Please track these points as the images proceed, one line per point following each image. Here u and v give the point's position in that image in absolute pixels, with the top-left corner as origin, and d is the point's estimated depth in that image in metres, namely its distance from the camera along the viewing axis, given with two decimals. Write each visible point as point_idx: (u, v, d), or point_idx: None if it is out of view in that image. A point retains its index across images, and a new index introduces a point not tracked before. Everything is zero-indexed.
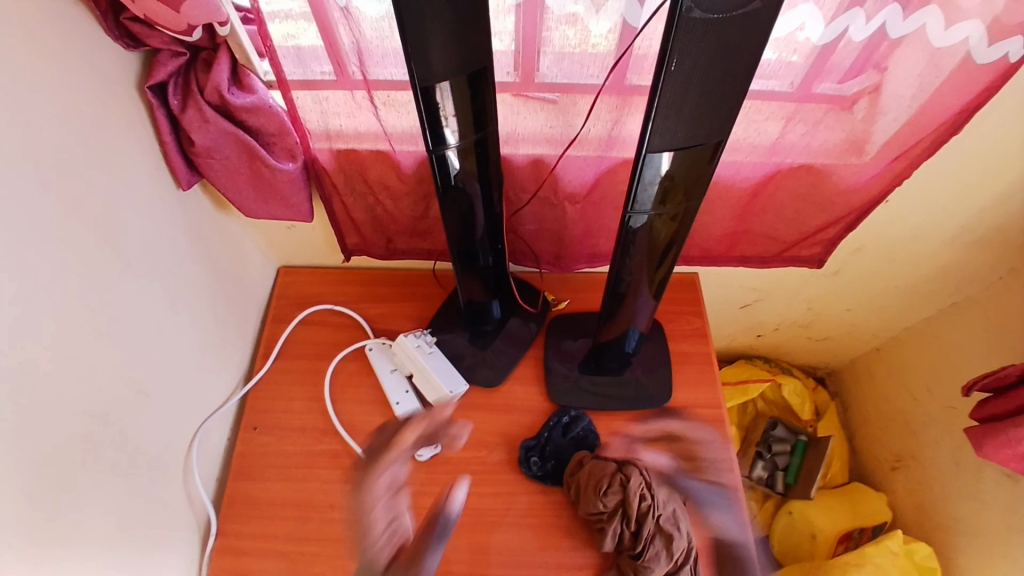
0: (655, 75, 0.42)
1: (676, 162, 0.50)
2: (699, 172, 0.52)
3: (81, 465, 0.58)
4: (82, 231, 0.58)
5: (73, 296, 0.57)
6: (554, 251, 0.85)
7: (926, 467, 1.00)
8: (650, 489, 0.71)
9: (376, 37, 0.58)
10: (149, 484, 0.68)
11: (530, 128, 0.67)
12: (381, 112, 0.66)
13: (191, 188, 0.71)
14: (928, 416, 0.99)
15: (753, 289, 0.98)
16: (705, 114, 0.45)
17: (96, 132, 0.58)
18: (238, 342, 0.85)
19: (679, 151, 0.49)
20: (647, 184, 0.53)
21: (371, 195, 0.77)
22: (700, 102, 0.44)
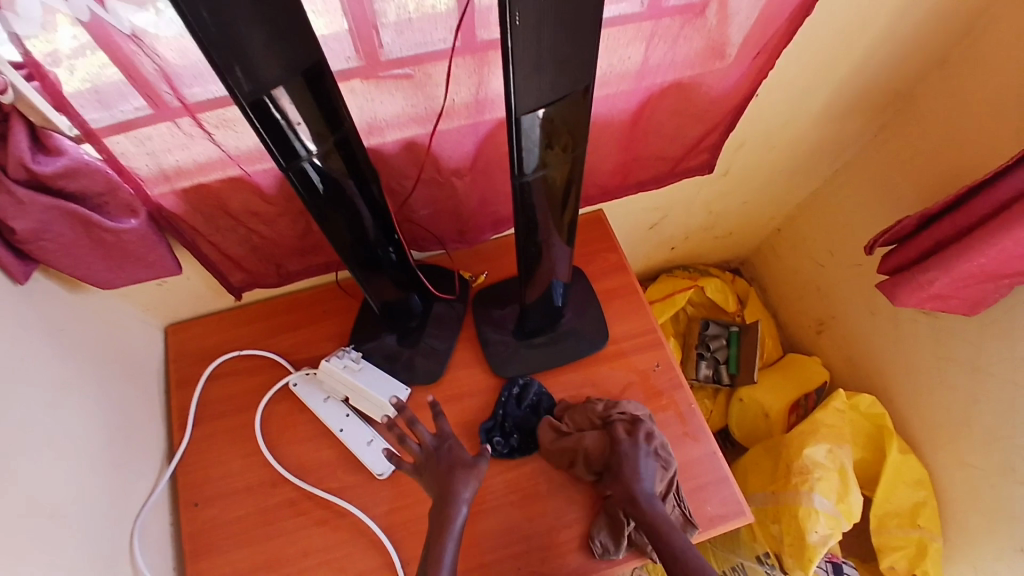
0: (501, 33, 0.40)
1: (552, 113, 0.48)
2: (576, 117, 0.51)
3: None
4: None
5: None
6: (457, 228, 0.81)
7: (844, 322, 1.09)
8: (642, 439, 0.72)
9: (178, 57, 0.51)
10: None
11: (390, 111, 0.62)
12: (217, 136, 0.58)
13: (30, 279, 0.61)
14: (839, 278, 1.07)
15: (655, 210, 0.99)
16: (562, 62, 0.44)
17: None
18: (146, 423, 0.76)
19: (551, 106, 0.48)
20: (526, 144, 0.51)
21: (241, 225, 0.69)
22: (556, 49, 0.43)
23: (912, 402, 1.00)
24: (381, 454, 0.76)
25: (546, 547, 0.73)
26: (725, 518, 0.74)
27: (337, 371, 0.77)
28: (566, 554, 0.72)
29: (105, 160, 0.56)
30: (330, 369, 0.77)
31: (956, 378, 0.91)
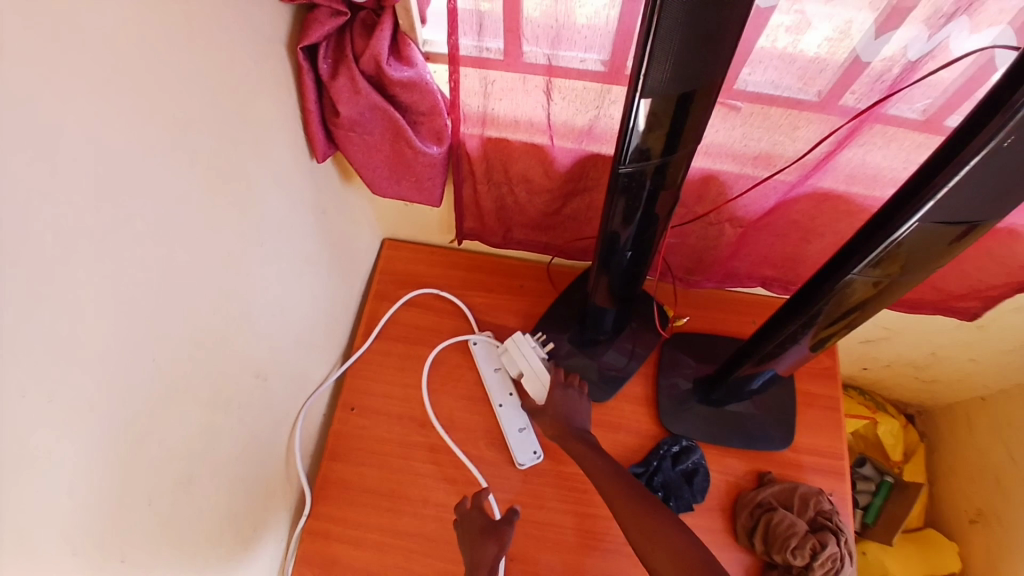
0: (965, 135, 0.37)
1: (921, 236, 0.44)
2: (933, 252, 0.45)
3: (202, 461, 0.55)
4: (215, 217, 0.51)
5: (204, 288, 0.51)
6: (688, 266, 0.78)
7: (1008, 527, 0.94)
8: (839, 561, 0.67)
9: (582, 18, 0.51)
10: (257, 476, 0.66)
11: (713, 140, 0.59)
12: (553, 103, 0.58)
13: (325, 159, 0.65)
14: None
15: (882, 328, 0.92)
16: (985, 194, 0.39)
17: (243, 97, 0.51)
18: (341, 318, 0.81)
19: (923, 226, 0.43)
20: (876, 250, 0.47)
21: (506, 185, 0.70)
22: (992, 179, 0.38)
23: None
24: (526, 446, 0.77)
25: None
26: None
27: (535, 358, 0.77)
28: None
29: (448, 99, 0.59)
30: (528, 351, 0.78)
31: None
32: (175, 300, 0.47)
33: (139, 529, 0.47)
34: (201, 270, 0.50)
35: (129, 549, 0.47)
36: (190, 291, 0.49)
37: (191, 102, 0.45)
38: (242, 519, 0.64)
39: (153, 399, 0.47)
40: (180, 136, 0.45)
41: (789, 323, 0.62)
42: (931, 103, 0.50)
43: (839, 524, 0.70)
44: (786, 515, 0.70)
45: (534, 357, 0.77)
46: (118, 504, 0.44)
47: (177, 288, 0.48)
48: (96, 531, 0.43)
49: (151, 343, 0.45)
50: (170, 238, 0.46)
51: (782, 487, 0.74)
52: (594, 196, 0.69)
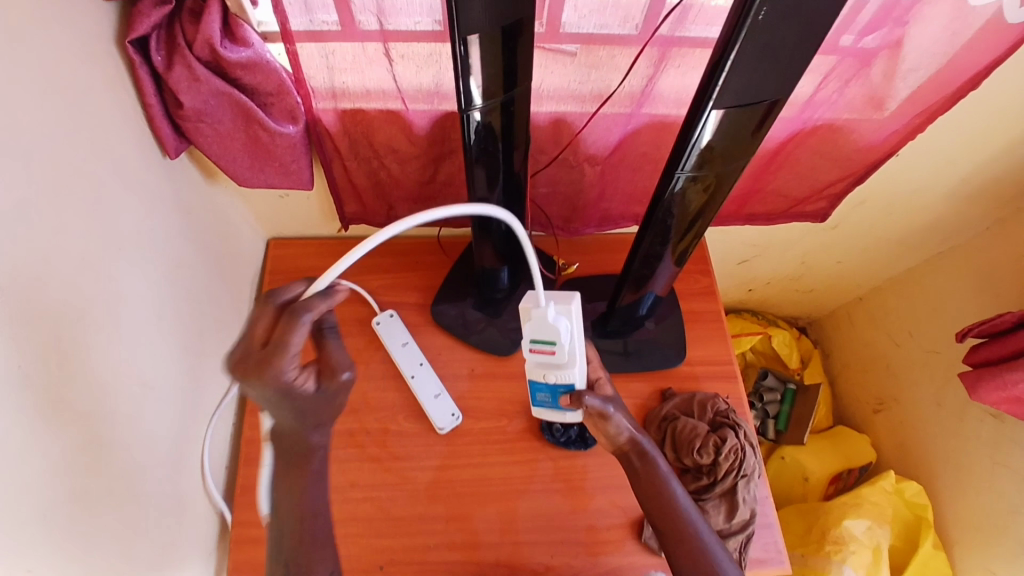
0: (736, 20, 0.42)
1: (725, 122, 0.50)
2: (739, 142, 0.52)
3: (95, 480, 0.53)
4: (65, 222, 0.49)
5: (63, 296, 0.49)
6: (566, 214, 0.82)
7: (907, 406, 1.06)
8: (742, 451, 0.75)
9: None
10: (166, 490, 0.64)
11: (556, 84, 0.63)
12: (397, 67, 0.60)
13: (179, 155, 0.64)
14: (909, 356, 1.05)
15: (752, 246, 1.01)
16: (763, 71, 0.45)
17: (71, 96, 0.49)
18: (233, 324, 0.80)
19: (725, 115, 0.49)
20: (691, 144, 0.53)
21: (376, 159, 0.71)
22: (761, 55, 0.44)
23: (957, 495, 0.97)
24: (444, 410, 0.79)
25: (583, 542, 0.74)
26: (763, 563, 0.73)
27: (582, 354, 0.64)
28: (601, 553, 0.74)
29: (292, 74, 0.60)
30: (580, 342, 0.63)
31: (1002, 481, 0.88)
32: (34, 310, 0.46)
33: (33, 550, 0.46)
34: (59, 278, 0.49)
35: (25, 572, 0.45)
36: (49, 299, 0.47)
37: (15, 100, 0.44)
38: (157, 536, 0.62)
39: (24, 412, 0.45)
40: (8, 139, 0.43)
41: (651, 244, 0.68)
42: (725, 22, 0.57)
43: (736, 419, 0.78)
44: (688, 421, 0.76)
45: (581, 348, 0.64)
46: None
47: (34, 295, 0.46)
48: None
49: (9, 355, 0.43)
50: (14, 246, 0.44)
51: (682, 398, 0.80)
52: (460, 157, 0.72)
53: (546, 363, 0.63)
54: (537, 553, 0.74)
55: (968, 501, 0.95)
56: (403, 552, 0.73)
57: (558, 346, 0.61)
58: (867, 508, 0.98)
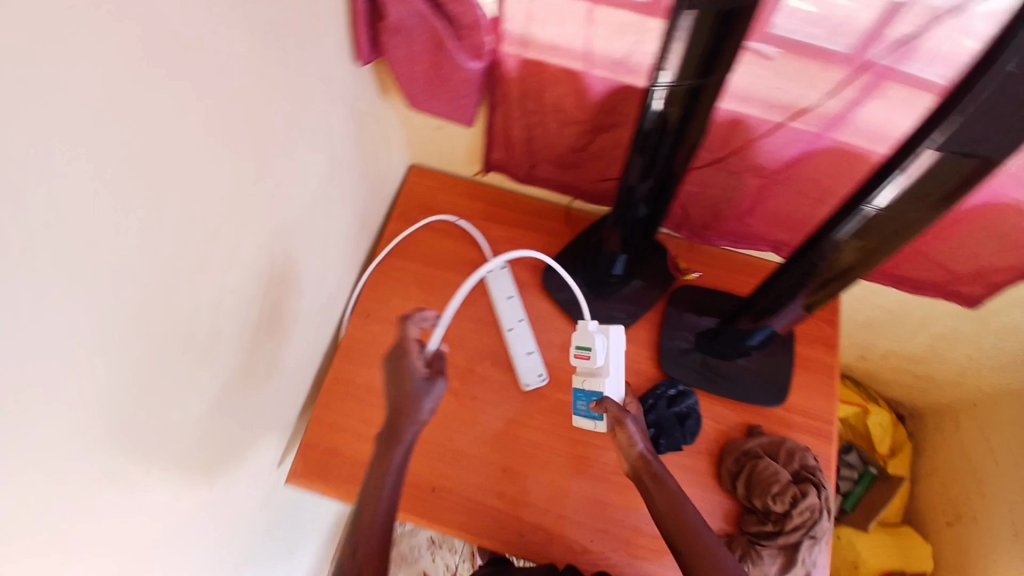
0: (982, 63, 0.39)
1: (916, 183, 0.48)
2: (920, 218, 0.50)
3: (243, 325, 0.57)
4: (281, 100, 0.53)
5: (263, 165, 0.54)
6: (706, 221, 0.80)
7: (986, 533, 0.95)
8: (818, 513, 0.71)
9: None
10: (283, 363, 0.71)
11: (749, 84, 0.60)
12: (593, 30, 0.59)
13: (366, 64, 0.67)
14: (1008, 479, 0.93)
15: (885, 310, 0.94)
16: (998, 124, 0.41)
17: None
18: (361, 232, 0.85)
19: (929, 166, 0.46)
20: (875, 191, 0.51)
21: (539, 114, 0.72)
22: (997, 104, 0.40)
23: None
24: (532, 368, 0.80)
25: (625, 539, 0.74)
26: None
27: (620, 370, 0.70)
28: (639, 556, 0.73)
29: (492, 19, 0.61)
30: (618, 358, 0.69)
31: None
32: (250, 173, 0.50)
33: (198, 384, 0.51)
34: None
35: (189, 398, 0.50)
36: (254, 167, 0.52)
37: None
38: (266, 401, 0.69)
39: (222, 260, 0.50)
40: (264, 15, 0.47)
41: (786, 282, 0.67)
42: (945, 69, 0.52)
43: (822, 480, 0.73)
44: (771, 464, 0.73)
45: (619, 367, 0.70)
46: (183, 356, 0.47)
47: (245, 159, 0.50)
48: (170, 373, 0.46)
49: (223, 208, 0.48)
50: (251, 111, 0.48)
51: (770, 439, 0.77)
52: (622, 133, 0.71)
53: (586, 370, 0.71)
54: (577, 532, 0.74)
55: None
56: (455, 485, 0.76)
57: (592, 353, 0.69)
58: None
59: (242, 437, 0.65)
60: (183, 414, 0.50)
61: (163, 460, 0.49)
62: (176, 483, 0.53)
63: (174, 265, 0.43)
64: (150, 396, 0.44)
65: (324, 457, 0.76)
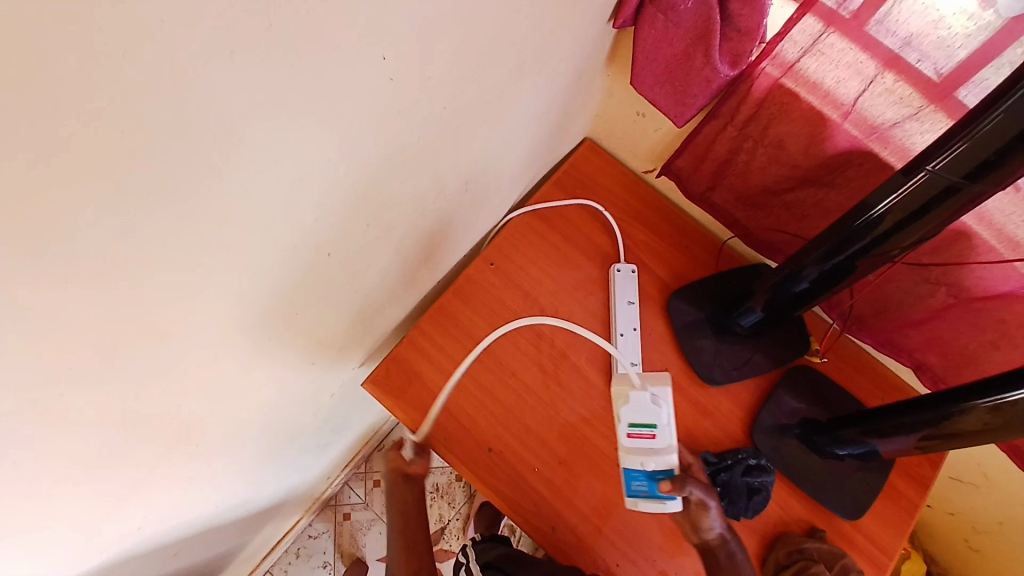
0: None
1: None
2: None
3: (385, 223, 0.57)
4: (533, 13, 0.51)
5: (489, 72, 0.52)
6: (865, 313, 0.76)
7: None
8: None
9: (946, 27, 0.50)
10: (404, 274, 0.71)
11: (1001, 208, 0.56)
12: (873, 86, 0.56)
13: (620, 27, 0.66)
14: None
15: (984, 476, 0.90)
16: None
17: None
18: (518, 183, 0.84)
19: None
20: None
21: (753, 141, 0.68)
22: None
23: None
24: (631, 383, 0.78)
25: None
26: None
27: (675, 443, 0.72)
28: None
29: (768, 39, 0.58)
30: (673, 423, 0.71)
31: None
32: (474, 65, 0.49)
33: (340, 246, 0.52)
34: (495, 62, 0.52)
35: (328, 254, 0.51)
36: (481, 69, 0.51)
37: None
38: (379, 303, 0.70)
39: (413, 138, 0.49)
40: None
41: (908, 414, 0.65)
42: None
43: None
44: (822, 572, 0.70)
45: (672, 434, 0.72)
46: (341, 210, 0.47)
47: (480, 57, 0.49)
48: (325, 219, 0.46)
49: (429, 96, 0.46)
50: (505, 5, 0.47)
51: (830, 547, 0.74)
52: (831, 196, 0.67)
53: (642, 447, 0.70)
54: (607, 551, 0.73)
55: None
56: (510, 455, 0.75)
57: (658, 428, 0.70)
58: None
59: (345, 323, 0.66)
60: (318, 265, 0.51)
61: (286, 296, 0.50)
62: (282, 328, 0.54)
63: (377, 119, 0.42)
64: (303, 228, 0.45)
65: (404, 375, 0.77)
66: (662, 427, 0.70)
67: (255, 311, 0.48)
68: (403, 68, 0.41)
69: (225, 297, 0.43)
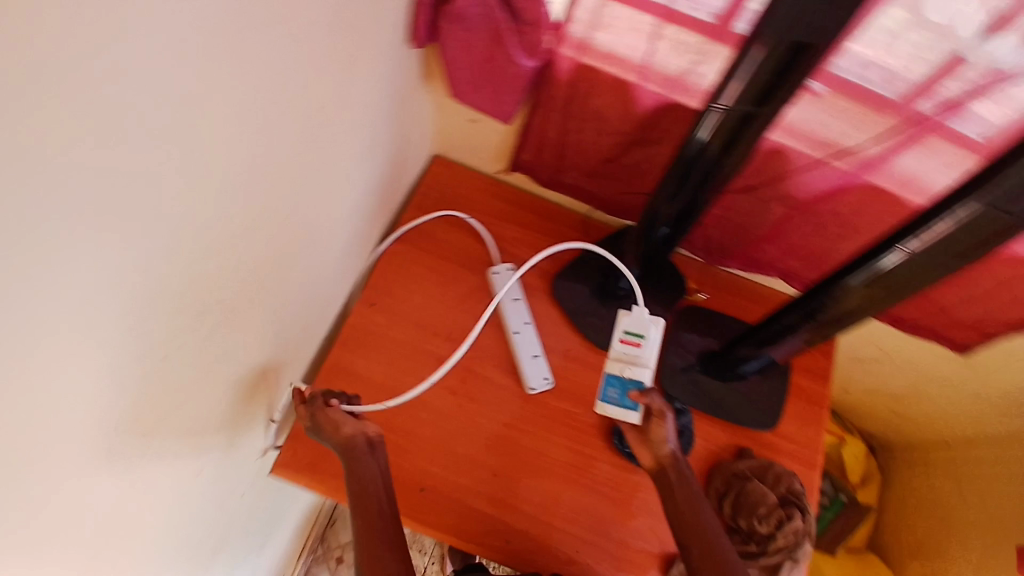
0: None
1: (931, 246, 0.54)
2: (931, 273, 0.56)
3: (240, 301, 0.55)
4: (326, 58, 0.50)
5: (294, 127, 0.50)
6: (723, 244, 0.81)
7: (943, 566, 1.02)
8: (802, 536, 0.73)
9: None
10: (281, 342, 0.69)
11: (801, 116, 0.61)
12: (658, 43, 0.59)
13: (418, 46, 0.65)
14: (975, 516, 0.99)
15: (880, 349, 0.99)
16: None
17: None
18: (376, 218, 0.83)
19: (952, 230, 0.52)
20: (897, 244, 0.57)
21: (578, 121, 0.71)
22: None
23: None
24: (538, 372, 0.81)
25: (612, 553, 0.75)
26: None
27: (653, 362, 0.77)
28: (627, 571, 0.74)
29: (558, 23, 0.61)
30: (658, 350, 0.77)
31: None
32: (275, 125, 0.47)
33: (180, 341, 0.47)
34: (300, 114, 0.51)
35: (164, 353, 0.45)
36: (285, 127, 0.49)
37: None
38: (252, 379, 0.65)
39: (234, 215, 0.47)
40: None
41: (790, 315, 0.72)
42: (989, 129, 0.54)
43: (805, 504, 0.76)
44: (759, 486, 0.75)
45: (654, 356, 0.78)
46: (178, 310, 0.44)
47: (282, 117, 0.47)
48: (153, 325, 0.42)
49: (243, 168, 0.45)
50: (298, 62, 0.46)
51: (759, 462, 0.79)
52: (659, 152, 0.71)
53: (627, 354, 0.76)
54: (568, 543, 0.74)
55: None
56: (447, 487, 0.75)
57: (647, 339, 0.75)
58: None
59: (216, 413, 0.60)
60: (157, 372, 0.45)
61: (133, 416, 0.45)
62: (142, 448, 0.48)
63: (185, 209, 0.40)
64: (129, 341, 0.40)
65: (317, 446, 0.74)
66: (649, 342, 0.76)
67: (108, 446, 0.43)
68: (203, 154, 0.39)
69: (67, 445, 0.38)
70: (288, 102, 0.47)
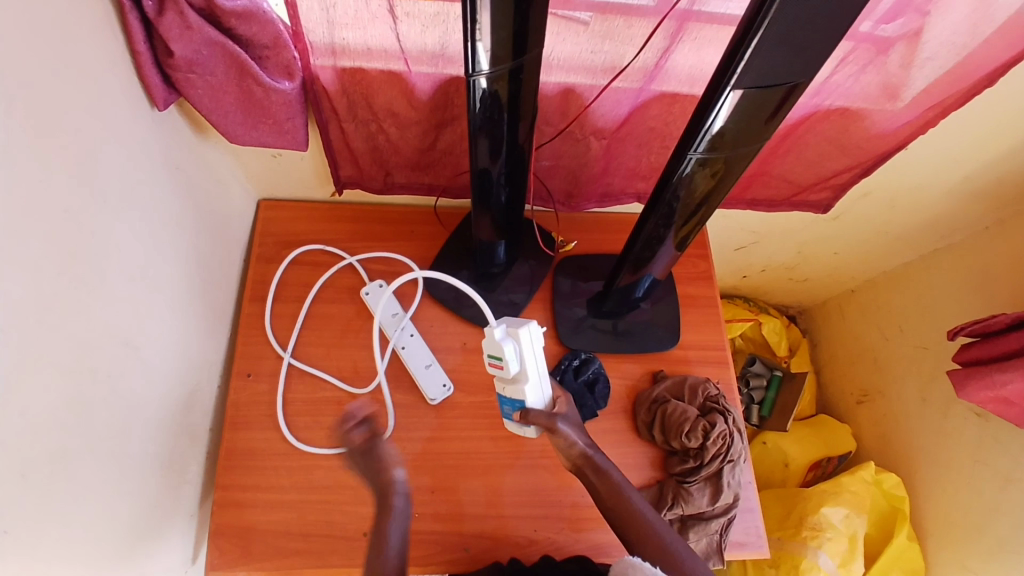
0: None
1: (734, 118, 0.51)
2: (748, 138, 0.54)
3: (82, 440, 0.50)
4: (57, 163, 0.46)
5: (55, 240, 0.46)
6: (568, 189, 0.81)
7: (892, 399, 1.08)
8: (730, 437, 0.75)
9: None
10: (158, 458, 0.63)
11: (567, 52, 0.60)
12: (400, 25, 0.57)
13: (168, 108, 0.60)
14: (900, 347, 1.05)
15: (753, 232, 1.02)
16: (798, 44, 0.44)
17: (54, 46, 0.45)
18: (221, 287, 0.78)
19: (738, 106, 0.50)
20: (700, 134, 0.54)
21: (373, 122, 0.69)
22: (798, 22, 0.42)
23: (934, 491, 0.98)
24: (435, 381, 0.78)
25: (567, 519, 0.75)
26: (742, 546, 0.75)
27: (535, 368, 0.64)
28: (585, 531, 0.74)
29: (290, 27, 0.57)
30: (531, 359, 0.63)
31: (989, 496, 0.89)
32: (22, 253, 0.43)
33: (14, 513, 0.42)
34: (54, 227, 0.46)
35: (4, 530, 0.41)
36: (40, 251, 0.44)
37: (11, 27, 0.40)
38: (147, 501, 0.61)
39: (20, 363, 0.42)
40: (10, 75, 0.40)
41: (649, 229, 0.69)
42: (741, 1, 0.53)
43: (726, 405, 0.77)
44: (677, 404, 0.76)
45: (538, 360, 0.64)
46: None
47: (24, 241, 0.43)
48: None
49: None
50: (14, 180, 0.41)
51: (672, 381, 0.80)
52: (463, 124, 0.70)
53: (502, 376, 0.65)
54: (521, 527, 0.74)
55: (927, 494, 1.00)
56: None
57: (506, 362, 0.63)
58: (846, 497, 1.00)
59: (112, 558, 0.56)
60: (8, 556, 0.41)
61: None
62: None
63: None
64: None
65: (240, 536, 0.70)
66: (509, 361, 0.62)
67: None
68: None
69: None
70: (28, 224, 0.43)
